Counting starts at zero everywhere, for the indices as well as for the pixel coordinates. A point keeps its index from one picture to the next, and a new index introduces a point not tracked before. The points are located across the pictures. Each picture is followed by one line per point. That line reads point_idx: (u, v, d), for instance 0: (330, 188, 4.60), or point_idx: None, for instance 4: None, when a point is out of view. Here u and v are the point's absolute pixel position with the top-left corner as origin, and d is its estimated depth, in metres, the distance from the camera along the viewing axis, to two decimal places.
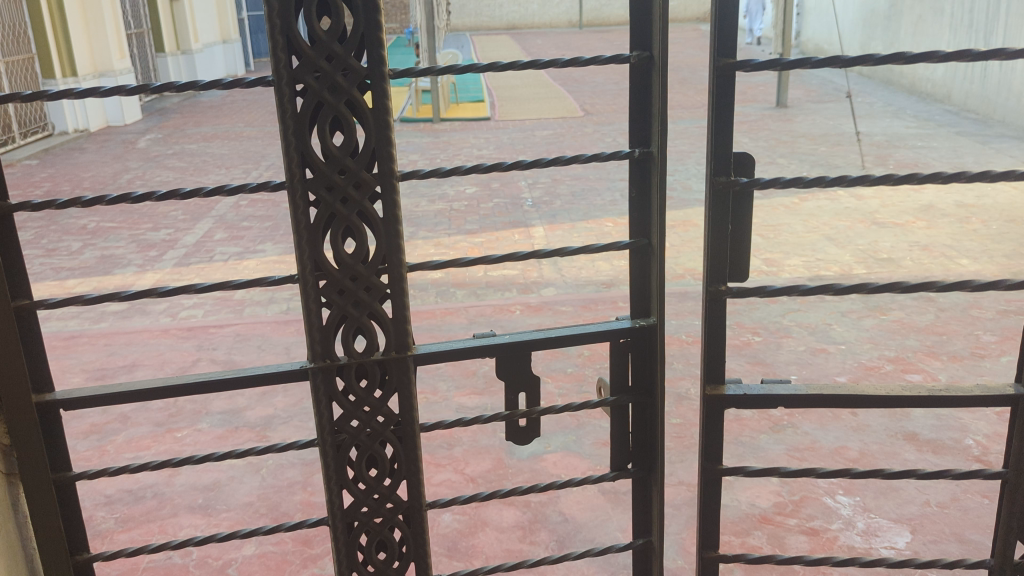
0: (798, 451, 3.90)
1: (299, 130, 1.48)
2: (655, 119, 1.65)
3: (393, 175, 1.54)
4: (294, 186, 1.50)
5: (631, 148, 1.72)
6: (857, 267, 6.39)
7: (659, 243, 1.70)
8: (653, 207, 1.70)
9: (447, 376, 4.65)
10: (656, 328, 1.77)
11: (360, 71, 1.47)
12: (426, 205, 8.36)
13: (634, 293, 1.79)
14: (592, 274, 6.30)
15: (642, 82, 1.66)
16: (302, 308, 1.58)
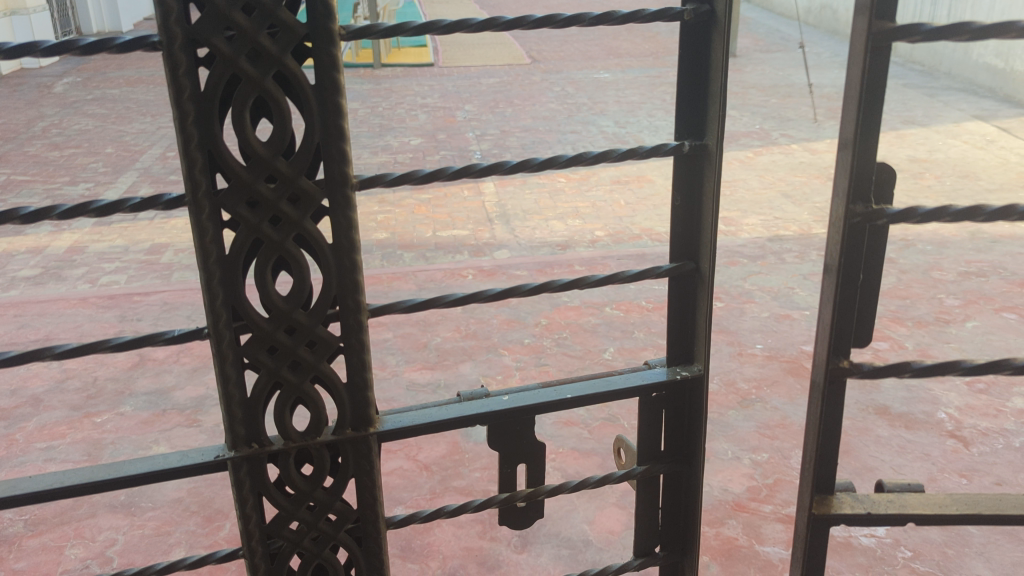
0: (769, 428, 3.71)
1: (204, 117, 1.12)
2: (713, 99, 1.37)
3: (344, 179, 1.20)
4: (199, 197, 1.15)
5: (679, 139, 1.44)
6: (816, 225, 6.19)
7: (711, 268, 1.46)
8: (705, 217, 1.44)
9: (395, 351, 4.36)
10: (704, 380, 1.53)
11: (297, 33, 1.12)
12: (368, 158, 7.94)
13: (674, 335, 1.55)
14: (545, 235, 6.02)
15: (696, 41, 1.37)
16: (219, 372, 1.24)
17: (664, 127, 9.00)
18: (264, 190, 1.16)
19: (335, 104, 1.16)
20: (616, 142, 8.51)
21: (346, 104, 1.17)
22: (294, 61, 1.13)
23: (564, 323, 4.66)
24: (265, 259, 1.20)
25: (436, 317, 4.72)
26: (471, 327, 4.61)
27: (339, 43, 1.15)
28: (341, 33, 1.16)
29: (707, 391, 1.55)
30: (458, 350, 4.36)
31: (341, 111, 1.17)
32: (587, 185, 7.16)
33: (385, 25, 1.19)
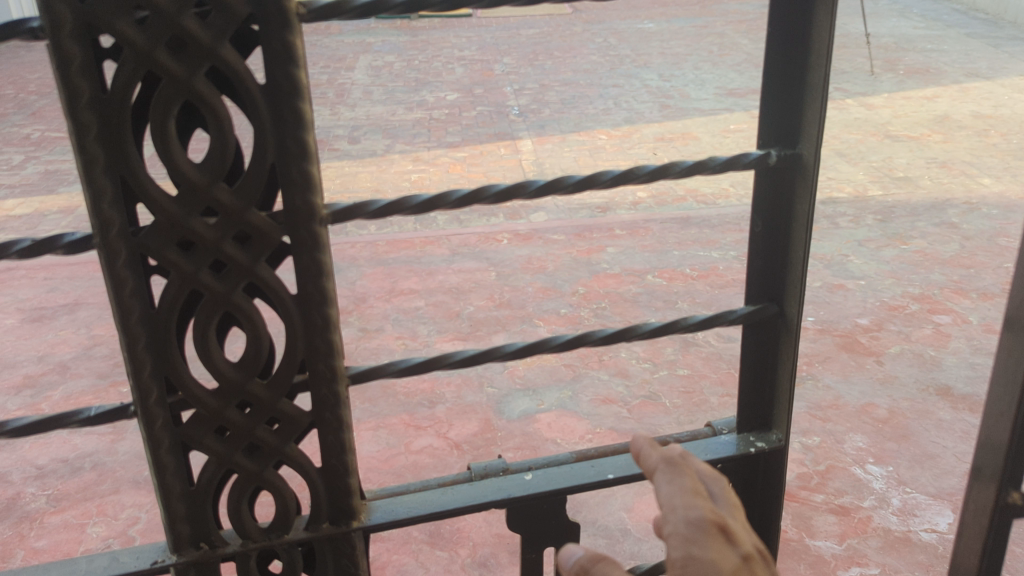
0: (821, 409, 3.50)
1: (111, 131, 0.85)
2: (812, 95, 1.15)
3: (311, 211, 0.94)
4: (112, 237, 0.89)
5: (763, 146, 1.22)
6: (872, 186, 5.85)
7: (798, 312, 1.28)
8: (794, 245, 1.25)
9: (427, 320, 4.21)
10: (785, 454, 1.36)
11: (236, 13, 0.85)
12: (403, 113, 7.72)
13: (752, 388, 1.37)
14: (585, 196, 5.79)
15: (792, 12, 1.14)
16: (152, 455, 1.01)
17: (710, 81, 8.62)
18: (200, 227, 0.90)
19: (294, 109, 0.89)
20: (660, 96, 8.18)
21: (309, 111, 0.91)
22: (234, 50, 0.86)
23: (603, 292, 4.45)
24: (205, 318, 0.95)
25: (470, 285, 4.55)
26: (505, 296, 4.43)
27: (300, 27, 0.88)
28: (300, 9, 0.88)
29: (785, 463, 1.38)
30: (492, 320, 4.19)
31: (302, 120, 0.90)
32: (629, 142, 6.89)
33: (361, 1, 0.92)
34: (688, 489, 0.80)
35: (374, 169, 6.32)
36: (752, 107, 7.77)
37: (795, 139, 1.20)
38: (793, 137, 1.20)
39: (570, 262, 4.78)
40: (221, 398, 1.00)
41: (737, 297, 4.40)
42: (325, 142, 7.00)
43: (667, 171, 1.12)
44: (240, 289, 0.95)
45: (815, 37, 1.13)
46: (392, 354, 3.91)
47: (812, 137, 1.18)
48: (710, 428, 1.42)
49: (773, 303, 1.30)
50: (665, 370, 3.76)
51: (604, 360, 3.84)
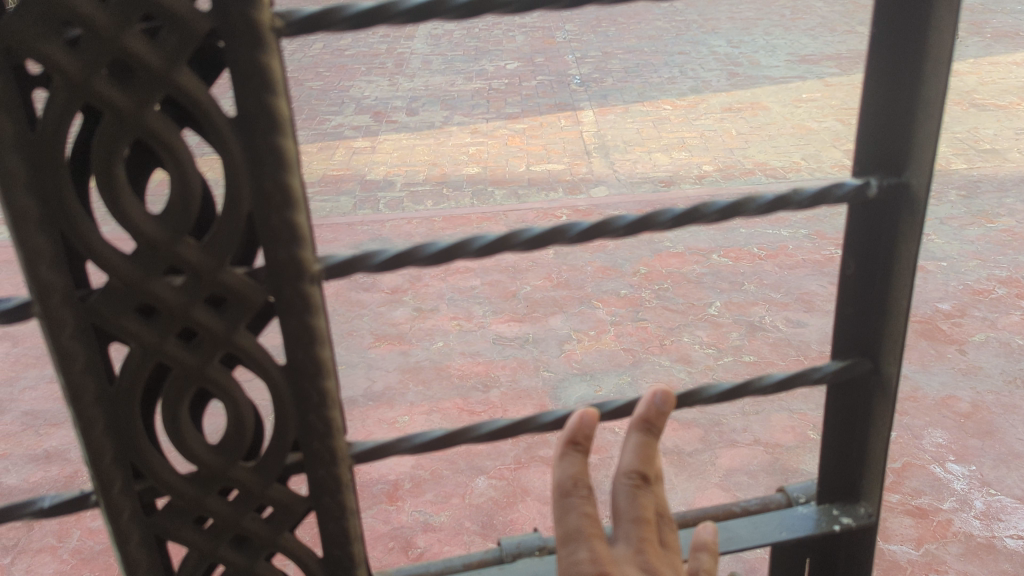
0: (897, 401, 3.30)
1: (52, 185, 0.85)
2: (929, 110, 1.01)
3: (295, 268, 0.94)
4: (59, 303, 0.90)
5: (861, 176, 1.09)
6: (955, 159, 5.51)
7: (898, 369, 1.16)
8: (897, 289, 1.12)
9: (483, 300, 4.12)
10: (874, 530, 1.27)
11: (197, 31, 0.81)
12: (462, 83, 7.58)
13: (837, 459, 1.28)
14: (648, 169, 5.61)
15: (905, 14, 0.99)
16: (124, 526, 1.04)
17: (781, 47, 8.26)
18: (161, 290, 0.91)
19: (270, 146, 0.87)
20: (728, 63, 7.87)
21: (292, 147, 0.89)
22: (192, 75, 0.83)
23: (666, 272, 4.29)
24: (175, 387, 0.97)
25: (527, 264, 4.44)
26: (564, 276, 4.31)
27: (275, 44, 0.84)
28: (275, 23, 0.85)
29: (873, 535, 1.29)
30: (549, 301, 4.08)
31: (283, 161, 0.89)
32: (696, 113, 6.65)
33: (356, 9, 0.89)
34: (585, 522, 0.82)
35: (432, 142, 6.22)
36: (826, 74, 7.42)
37: (898, 164, 1.06)
38: (896, 162, 1.07)
39: (631, 240, 4.63)
40: (200, 485, 1.04)
41: (807, 279, 4.18)
42: (383, 113, 6.90)
43: (742, 208, 1.02)
44: (215, 359, 0.97)
45: (929, 48, 0.99)
46: (447, 335, 3.84)
47: (922, 163, 1.04)
48: (785, 497, 1.35)
49: (868, 359, 1.18)
50: (730, 356, 3.60)
51: (666, 344, 3.70)
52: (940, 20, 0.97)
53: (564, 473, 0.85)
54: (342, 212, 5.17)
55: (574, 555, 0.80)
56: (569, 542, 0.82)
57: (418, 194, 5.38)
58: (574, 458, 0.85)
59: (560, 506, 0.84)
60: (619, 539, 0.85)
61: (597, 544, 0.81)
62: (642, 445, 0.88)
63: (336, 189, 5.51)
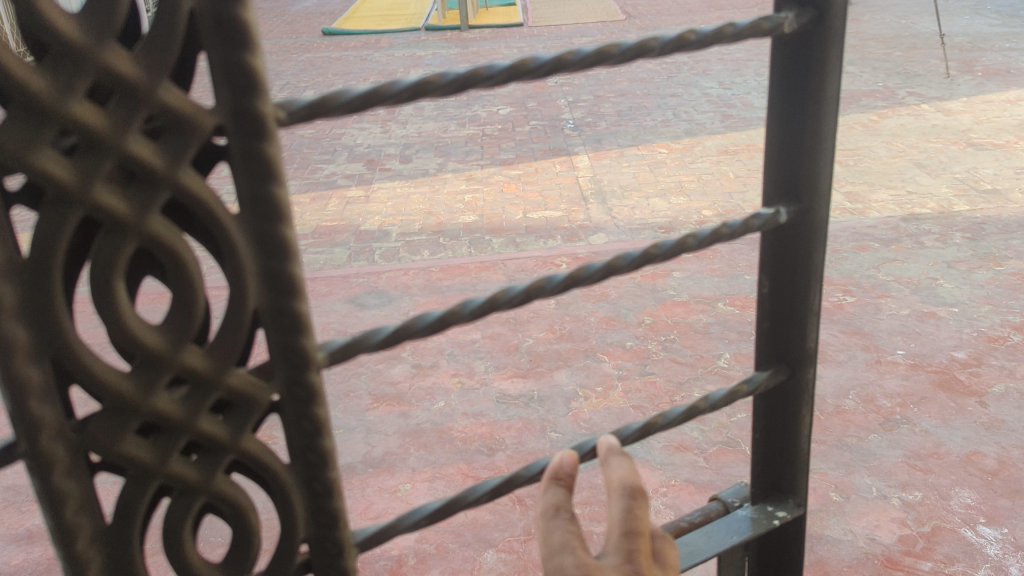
0: (920, 459, 3.17)
1: (41, 307, 0.74)
2: (820, 141, 1.14)
3: (301, 357, 0.86)
4: (49, 437, 0.78)
5: (770, 203, 1.21)
6: (957, 200, 5.44)
7: (811, 374, 1.28)
8: (806, 303, 1.24)
9: (484, 355, 3.97)
10: (804, 517, 1.38)
11: (202, 128, 0.74)
12: (455, 130, 7.53)
13: (767, 454, 1.37)
14: (647, 215, 5.52)
15: (795, 60, 1.13)
16: None
17: None
18: (165, 406, 0.80)
19: (272, 237, 0.80)
20: (722, 105, 7.84)
21: (294, 235, 0.81)
22: (195, 173, 0.75)
23: (671, 322, 4.17)
24: (177, 509, 0.85)
25: (528, 315, 4.31)
26: (566, 327, 4.18)
27: (278, 136, 0.78)
28: (277, 114, 0.79)
29: (803, 522, 1.39)
30: (553, 355, 3.94)
31: (286, 249, 0.81)
32: (691, 156, 6.58)
33: (355, 92, 0.84)
34: (572, 540, 0.89)
35: (427, 190, 6.13)
36: None
37: (798, 194, 1.19)
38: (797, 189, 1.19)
39: (635, 289, 4.51)
40: None
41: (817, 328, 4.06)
42: (376, 161, 6.81)
43: (686, 245, 1.08)
44: (221, 470, 0.86)
45: (821, 88, 1.12)
46: (448, 394, 3.69)
47: (819, 197, 1.17)
48: (721, 504, 1.42)
49: (785, 368, 1.29)
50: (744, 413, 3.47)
51: (676, 400, 3.57)
52: (827, 65, 1.11)
53: (551, 500, 0.94)
54: (337, 264, 5.05)
55: (562, 563, 0.87)
56: (558, 554, 0.88)
57: (414, 244, 5.26)
58: (559, 490, 0.95)
59: (548, 527, 0.91)
60: (605, 553, 0.90)
61: (585, 555, 0.88)
62: (625, 473, 0.98)
63: (330, 240, 5.39)
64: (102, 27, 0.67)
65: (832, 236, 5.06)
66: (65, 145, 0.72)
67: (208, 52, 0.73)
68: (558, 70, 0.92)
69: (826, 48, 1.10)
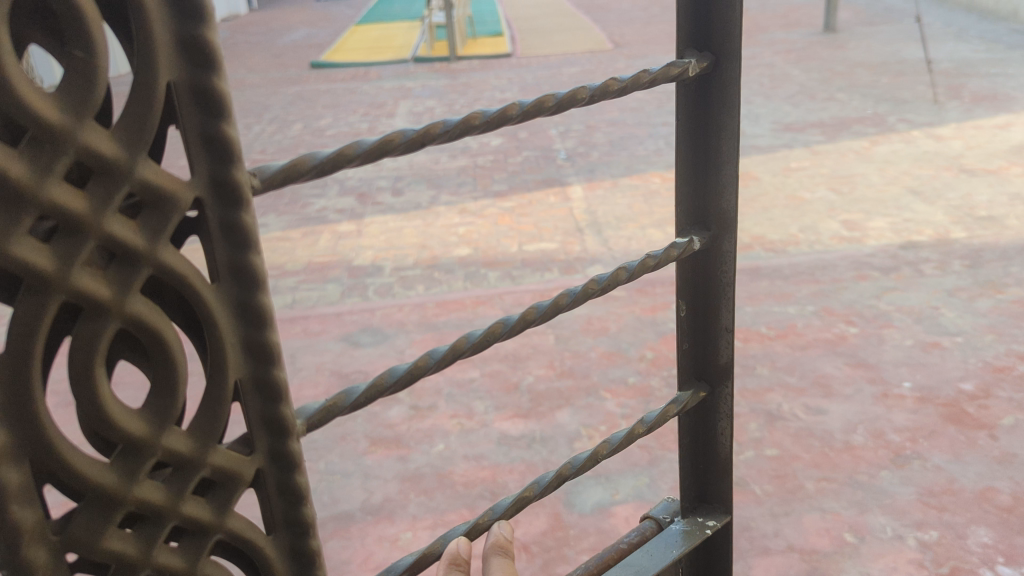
0: (934, 497, 3.09)
1: (18, 404, 0.69)
2: (726, 171, 1.29)
3: (280, 426, 0.89)
4: (29, 549, 0.72)
5: (682, 230, 1.34)
6: (954, 227, 5.41)
7: (730, 391, 1.42)
8: (720, 321, 1.38)
9: (483, 394, 3.88)
10: (732, 523, 1.51)
11: (183, 202, 0.74)
12: (447, 161, 7.49)
13: (695, 469, 1.50)
14: (643, 246, 5.47)
15: (700, 98, 1.28)
16: None
17: (763, 116, 8.28)
18: (151, 492, 0.79)
19: (251, 305, 0.82)
20: None
21: (269, 303, 0.84)
22: (175, 250, 0.75)
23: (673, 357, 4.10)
24: None
25: (527, 351, 4.24)
26: (566, 364, 4.10)
27: (253, 202, 0.80)
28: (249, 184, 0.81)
29: (731, 530, 1.52)
30: (554, 393, 3.86)
31: (263, 317, 0.84)
32: None
33: (321, 156, 0.88)
34: None
35: (420, 223, 6.06)
36: (812, 142, 7.41)
37: (707, 222, 1.33)
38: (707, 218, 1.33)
39: (635, 323, 4.44)
40: None
41: (822, 361, 4.00)
42: (368, 194, 6.75)
43: (619, 278, 1.21)
44: (205, 553, 0.85)
45: (724, 125, 1.27)
46: (447, 436, 3.59)
47: (726, 224, 1.32)
48: (654, 522, 1.52)
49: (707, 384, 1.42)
50: (751, 451, 3.39)
51: None
52: (730, 101, 1.26)
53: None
54: (330, 302, 4.96)
55: None
56: None
57: (408, 278, 5.19)
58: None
59: None
60: None
61: None
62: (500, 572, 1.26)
63: (322, 276, 5.30)
64: (83, 104, 0.66)
65: (831, 266, 5.02)
66: (42, 228, 0.69)
67: (182, 123, 0.75)
68: (501, 121, 1.01)
69: (727, 90, 1.25)
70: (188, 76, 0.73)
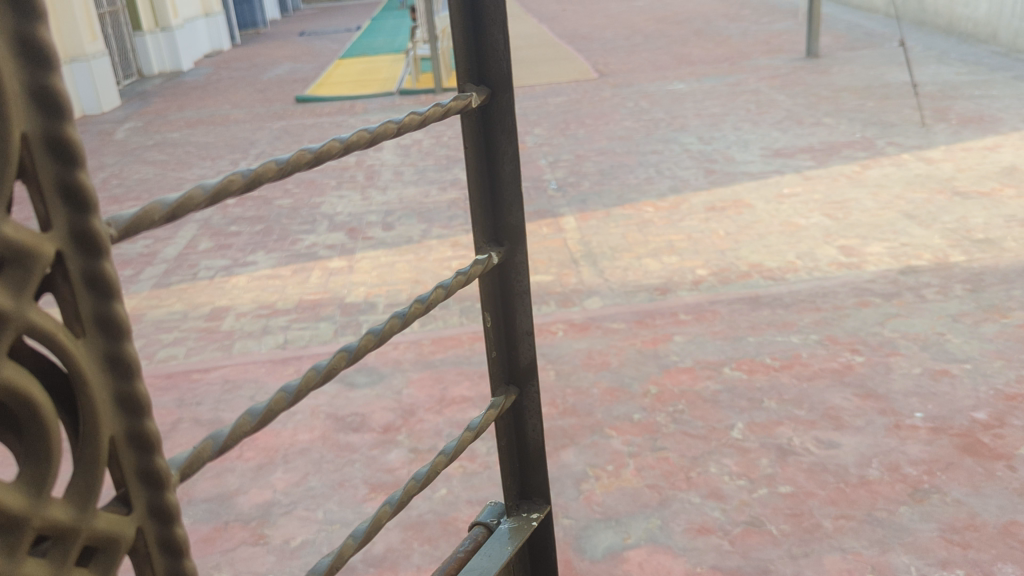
0: (957, 532, 2.99)
1: None
2: (509, 192, 1.55)
3: (155, 476, 0.85)
4: None
5: (481, 248, 1.57)
6: (953, 251, 5.37)
7: (532, 388, 1.67)
8: (519, 327, 1.63)
9: (485, 435, 3.76)
10: (549, 511, 1.79)
11: (43, 256, 0.71)
12: (437, 194, 7.40)
13: (513, 469, 1.75)
14: (640, 277, 5.39)
15: (483, 132, 1.53)
16: None
17: (752, 142, 8.26)
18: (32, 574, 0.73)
19: (119, 356, 0.80)
20: (703, 161, 7.80)
21: (135, 353, 0.81)
22: (43, 309, 0.71)
23: (678, 391, 4.00)
24: None
25: None
26: (568, 401, 3.98)
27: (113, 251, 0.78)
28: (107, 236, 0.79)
29: (547, 517, 1.80)
30: (557, 432, 3.74)
31: (131, 367, 0.81)
32: (679, 214, 6.48)
33: (168, 202, 0.88)
34: None
35: (412, 258, 5.97)
36: (803, 167, 7.38)
37: (500, 239, 1.57)
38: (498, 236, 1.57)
39: (636, 356, 4.35)
40: None
41: (830, 392, 3.91)
42: (358, 229, 6.65)
43: (439, 297, 1.35)
44: None
45: (504, 154, 1.53)
46: (449, 480, 3.47)
47: (516, 238, 1.57)
48: (483, 526, 1.72)
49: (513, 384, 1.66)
50: (764, 488, 3.28)
51: (692, 477, 3.38)
52: (510, 132, 1.52)
53: None
54: (323, 341, 4.84)
55: None
56: None
57: None
58: None
59: None
60: None
61: None
62: None
63: (314, 315, 5.18)
64: None
65: (832, 293, 4.95)
66: None
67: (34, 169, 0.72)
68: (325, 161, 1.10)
69: (504, 125, 1.51)
70: (41, 126, 0.71)
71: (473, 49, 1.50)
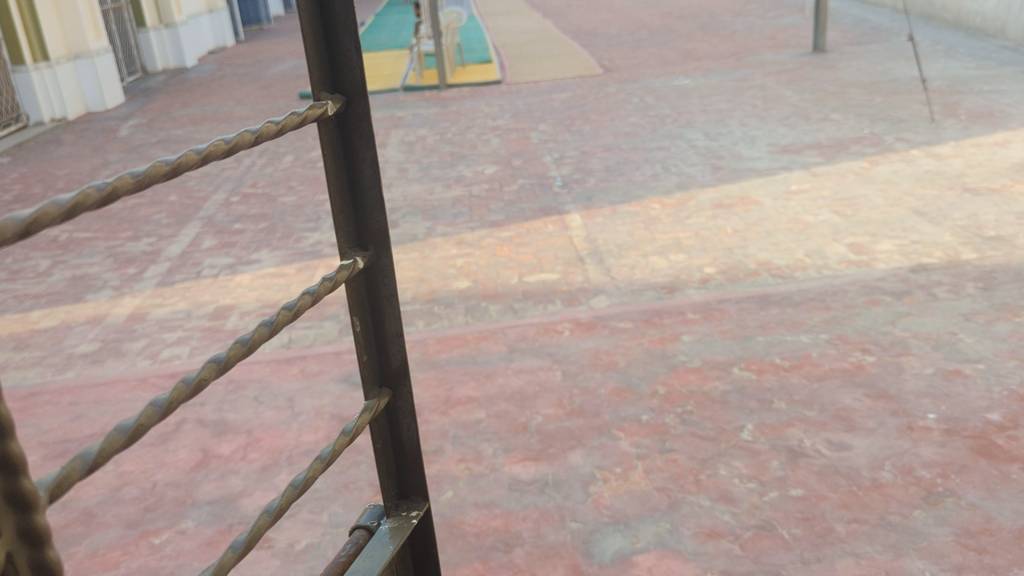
0: (971, 536, 2.94)
1: None
2: (370, 195, 1.47)
3: (22, 498, 0.75)
4: None
5: (344, 255, 1.48)
6: (964, 249, 5.30)
7: (408, 391, 1.60)
8: (388, 331, 1.55)
9: (491, 436, 3.72)
10: (429, 509, 1.69)
11: None
12: (442, 192, 7.35)
13: (390, 470, 1.65)
14: (647, 275, 5.34)
15: (337, 136, 1.43)
16: None
17: (759, 138, 8.20)
18: None
19: None
20: (710, 157, 7.74)
21: None
22: None
23: (686, 392, 3.94)
24: None
25: (534, 389, 4.08)
26: (575, 402, 3.93)
27: None
28: None
29: (428, 514, 1.70)
30: (564, 433, 3.70)
31: None
32: (686, 211, 6.42)
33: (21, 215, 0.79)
34: None
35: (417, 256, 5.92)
36: (811, 163, 7.32)
37: (364, 243, 1.49)
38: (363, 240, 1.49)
39: (643, 356, 4.30)
40: None
41: (841, 392, 3.85)
42: None
43: (304, 304, 1.27)
44: None
45: (362, 157, 1.45)
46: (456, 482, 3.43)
47: (380, 241, 1.49)
48: (364, 530, 1.59)
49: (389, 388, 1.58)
50: (775, 492, 3.23)
51: (701, 480, 3.33)
52: (368, 136, 1.44)
53: None
54: (327, 340, 4.80)
55: None
56: None
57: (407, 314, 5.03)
58: None
59: None
60: None
61: None
62: None
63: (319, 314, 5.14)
64: None
65: (842, 291, 4.89)
66: None
67: None
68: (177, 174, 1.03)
69: (361, 129, 1.43)
70: None
71: (324, 48, 1.40)
